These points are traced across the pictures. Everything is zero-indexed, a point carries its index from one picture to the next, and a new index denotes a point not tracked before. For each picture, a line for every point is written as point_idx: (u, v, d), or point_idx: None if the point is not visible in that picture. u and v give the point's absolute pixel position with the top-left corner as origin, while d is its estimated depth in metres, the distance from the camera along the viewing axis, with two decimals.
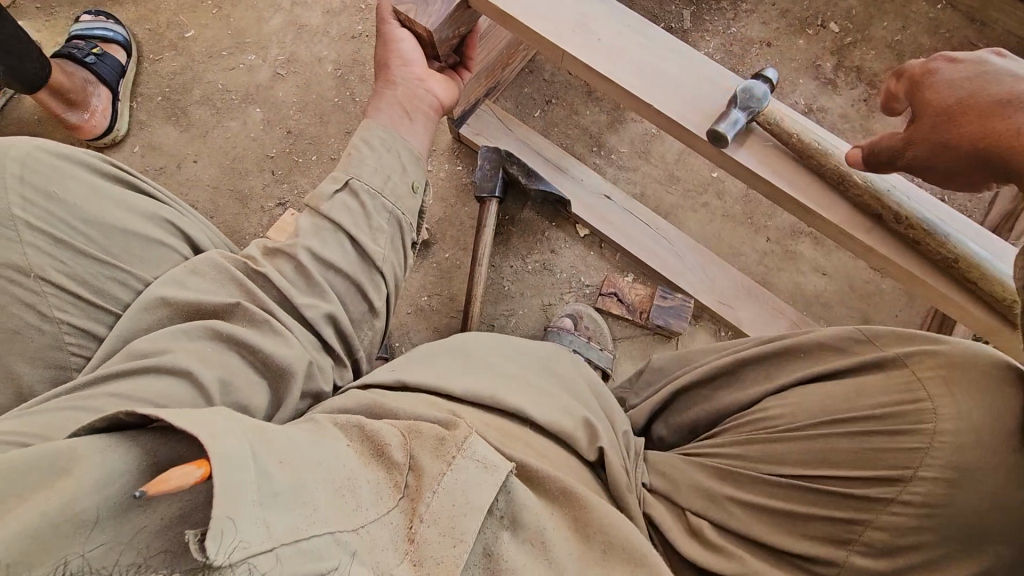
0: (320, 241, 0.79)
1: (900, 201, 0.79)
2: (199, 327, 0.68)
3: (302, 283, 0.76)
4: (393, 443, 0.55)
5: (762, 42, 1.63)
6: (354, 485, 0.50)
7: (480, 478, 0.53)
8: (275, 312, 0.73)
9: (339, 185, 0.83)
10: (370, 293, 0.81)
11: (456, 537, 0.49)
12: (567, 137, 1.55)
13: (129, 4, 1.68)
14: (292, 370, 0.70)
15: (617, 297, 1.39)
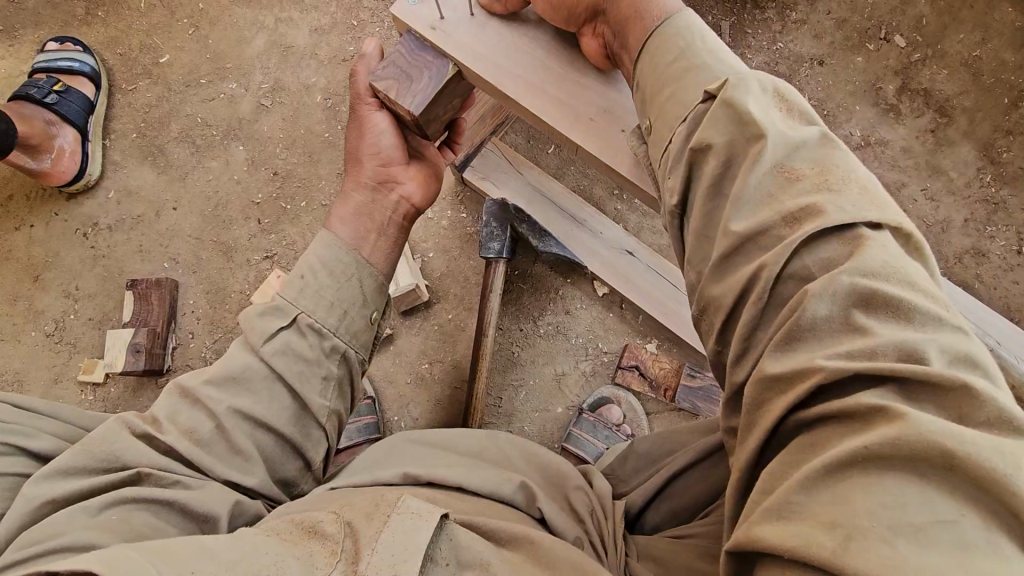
0: (251, 396, 0.67)
1: None
2: (102, 499, 0.60)
3: (218, 446, 0.65)
4: (325, 523, 0.56)
5: (812, 60, 1.41)
6: (282, 567, 0.50)
7: (414, 525, 0.53)
8: (182, 467, 0.63)
9: (282, 323, 0.70)
10: (305, 449, 0.69)
11: (397, 569, 0.49)
12: (586, 177, 1.38)
13: (99, 25, 1.50)
14: (216, 515, 0.61)
15: (639, 371, 1.25)
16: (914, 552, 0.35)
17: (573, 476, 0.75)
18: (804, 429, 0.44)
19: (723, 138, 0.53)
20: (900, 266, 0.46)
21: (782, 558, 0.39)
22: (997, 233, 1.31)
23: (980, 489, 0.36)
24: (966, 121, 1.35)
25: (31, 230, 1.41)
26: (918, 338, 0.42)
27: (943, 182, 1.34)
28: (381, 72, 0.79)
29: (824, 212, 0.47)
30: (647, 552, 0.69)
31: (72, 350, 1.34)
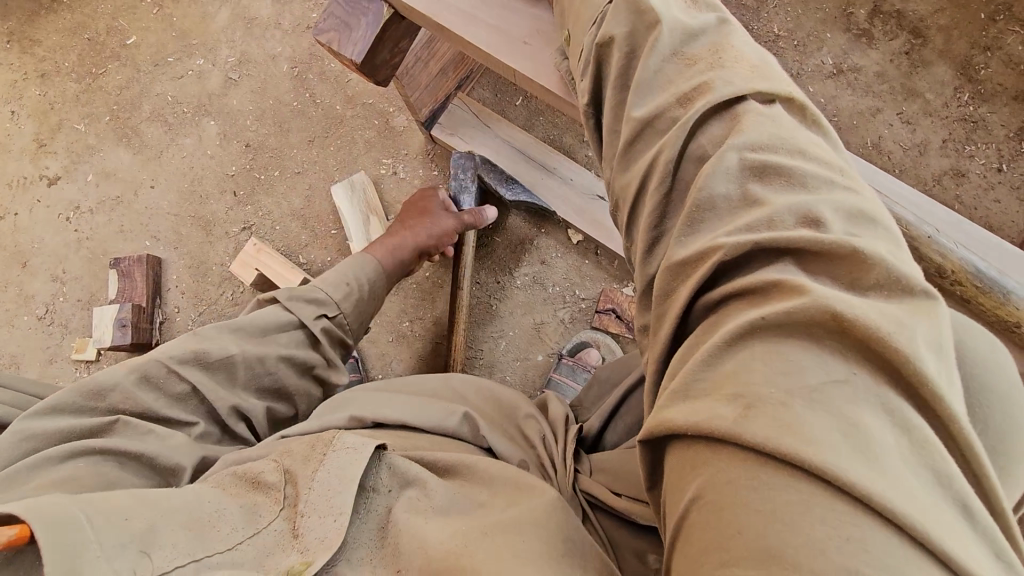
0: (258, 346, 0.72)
1: (946, 252, 0.64)
2: (67, 449, 0.57)
3: (218, 386, 0.68)
4: (266, 472, 0.54)
5: None
6: (221, 512, 0.49)
7: (354, 461, 0.54)
8: (169, 413, 0.64)
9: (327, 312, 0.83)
10: (298, 398, 0.76)
11: (337, 509, 0.50)
12: (554, 126, 1.36)
13: (65, 12, 1.52)
14: (182, 467, 0.60)
15: (615, 314, 1.26)
16: (810, 414, 0.34)
17: (523, 405, 0.76)
18: (708, 312, 0.43)
19: (623, 28, 0.57)
20: (789, 137, 0.46)
21: (687, 438, 0.38)
22: (976, 152, 1.29)
23: (875, 347, 0.35)
24: (941, 41, 1.32)
25: (17, 218, 1.44)
26: (814, 203, 0.42)
27: (919, 105, 1.31)
28: (323, 22, 0.81)
29: (713, 88, 0.50)
30: (599, 462, 0.70)
31: (64, 331, 1.38)
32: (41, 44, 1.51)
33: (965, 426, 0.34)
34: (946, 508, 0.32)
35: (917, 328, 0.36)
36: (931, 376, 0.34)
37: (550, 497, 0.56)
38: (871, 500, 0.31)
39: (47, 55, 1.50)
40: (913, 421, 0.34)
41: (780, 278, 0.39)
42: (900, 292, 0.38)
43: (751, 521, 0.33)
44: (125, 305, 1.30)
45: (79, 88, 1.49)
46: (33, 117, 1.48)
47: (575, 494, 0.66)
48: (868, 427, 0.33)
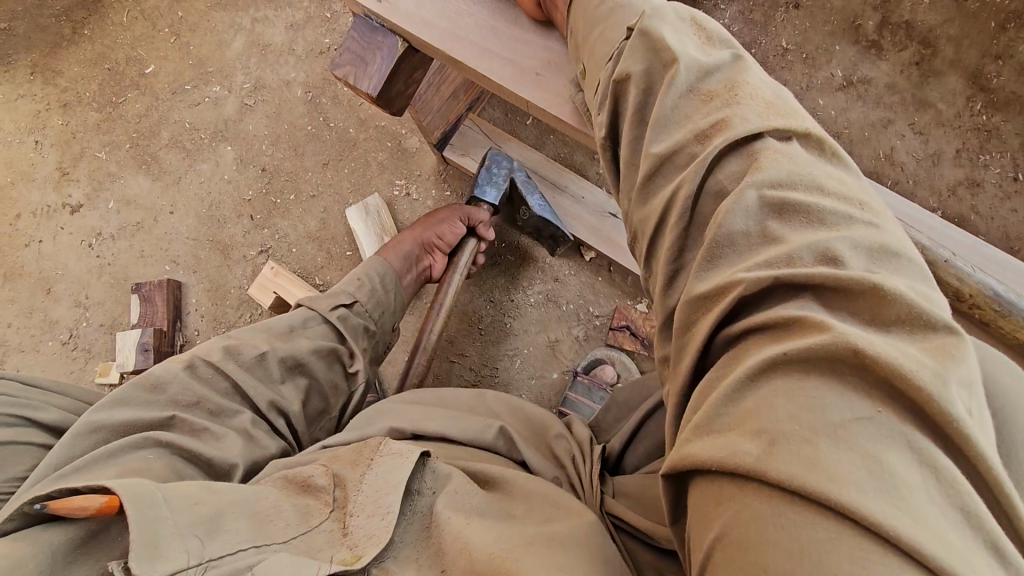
0: (296, 344, 0.78)
1: (963, 275, 0.64)
2: (137, 437, 0.61)
3: (260, 383, 0.73)
4: (316, 476, 0.58)
5: (789, 4, 1.37)
6: (278, 510, 0.53)
7: (399, 464, 0.57)
8: (224, 409, 0.68)
9: (344, 301, 0.87)
10: (331, 394, 0.80)
11: (385, 507, 0.54)
12: (566, 145, 1.38)
13: (85, 44, 1.56)
14: (237, 466, 0.64)
15: (630, 331, 1.26)
16: (835, 452, 0.35)
17: (555, 424, 0.78)
18: (730, 345, 0.44)
19: (641, 66, 0.58)
20: (808, 174, 0.48)
21: (711, 472, 0.39)
22: (990, 162, 1.28)
23: (898, 386, 0.36)
24: (952, 50, 1.32)
25: (41, 246, 1.47)
26: (834, 241, 0.43)
27: (931, 115, 1.30)
28: (339, 58, 0.84)
29: (731, 125, 0.51)
30: (621, 488, 0.71)
31: (87, 355, 1.40)
32: (63, 75, 1.55)
33: (990, 462, 0.35)
34: (971, 546, 0.33)
35: (941, 365, 0.37)
36: (954, 415, 0.35)
37: (584, 521, 0.57)
38: (898, 540, 0.32)
39: (68, 85, 1.54)
40: (938, 459, 0.35)
41: (800, 316, 0.41)
42: (921, 329, 0.39)
43: (777, 557, 0.34)
44: (147, 330, 1.32)
45: (99, 116, 1.52)
46: (55, 147, 1.52)
47: (602, 515, 0.67)
48: (893, 467, 0.34)
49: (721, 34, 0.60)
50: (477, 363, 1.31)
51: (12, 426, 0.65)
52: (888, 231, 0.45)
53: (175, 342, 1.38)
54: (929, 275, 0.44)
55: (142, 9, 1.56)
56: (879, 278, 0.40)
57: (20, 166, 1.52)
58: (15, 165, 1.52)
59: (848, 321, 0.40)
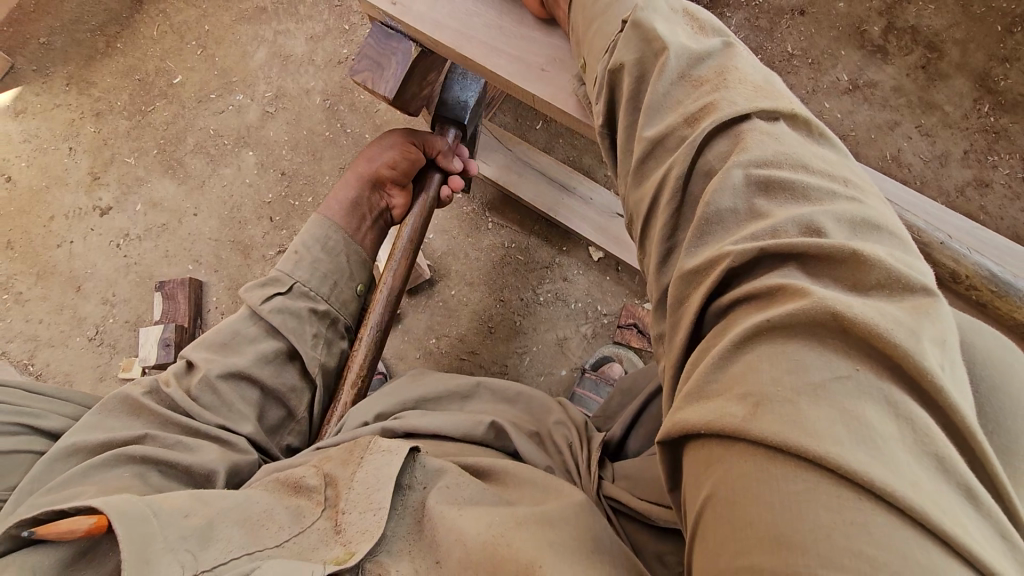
0: (238, 355, 0.75)
1: (958, 256, 0.65)
2: (112, 456, 0.64)
3: (214, 401, 0.72)
4: (307, 477, 0.63)
5: (794, 11, 1.40)
6: (271, 513, 0.58)
7: (386, 462, 0.61)
8: (194, 424, 0.70)
9: (281, 289, 0.81)
10: (289, 399, 0.79)
11: (376, 504, 0.58)
12: (575, 148, 1.41)
13: (118, 56, 1.64)
14: (216, 472, 0.67)
15: (637, 329, 1.28)
16: (816, 410, 0.36)
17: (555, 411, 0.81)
18: (720, 316, 0.46)
19: (633, 55, 0.62)
20: (793, 153, 0.49)
21: (703, 437, 0.40)
22: (999, 162, 1.28)
23: (877, 344, 0.37)
24: (958, 53, 1.33)
25: (72, 246, 1.54)
26: (817, 214, 0.45)
27: (938, 117, 1.31)
28: (358, 65, 0.89)
29: (718, 108, 0.53)
30: (621, 471, 0.73)
31: (113, 350, 1.46)
32: (96, 85, 1.64)
33: (967, 416, 0.36)
34: (948, 494, 0.34)
35: (916, 324, 0.38)
36: (930, 369, 0.36)
37: (574, 500, 0.61)
38: (872, 485, 0.33)
39: (101, 95, 1.63)
40: (915, 412, 0.36)
41: (786, 283, 0.42)
42: (899, 291, 0.40)
43: (760, 512, 0.35)
44: (169, 326, 1.38)
45: (129, 124, 1.60)
46: (88, 153, 1.60)
47: (600, 501, 0.69)
48: (871, 422, 0.35)
49: (712, 24, 0.64)
50: (488, 361, 1.33)
51: (16, 435, 0.69)
52: (868, 205, 0.47)
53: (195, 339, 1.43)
54: (910, 245, 0.45)
55: (172, 23, 1.64)
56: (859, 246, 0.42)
57: (55, 171, 1.60)
58: (50, 170, 1.60)
59: (830, 286, 0.41)
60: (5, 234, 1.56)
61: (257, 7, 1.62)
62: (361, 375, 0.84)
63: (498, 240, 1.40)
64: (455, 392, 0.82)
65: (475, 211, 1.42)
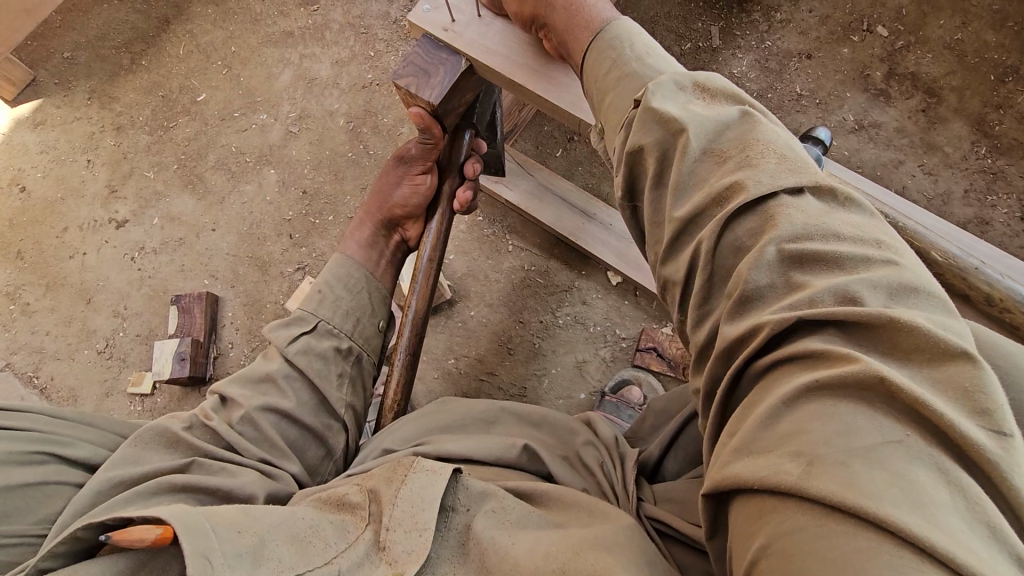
0: (277, 393, 0.68)
1: (992, 280, 0.70)
2: (151, 485, 0.57)
3: (253, 436, 0.65)
4: (351, 495, 0.59)
5: (801, 55, 1.48)
6: (319, 532, 0.53)
7: (431, 483, 0.56)
8: (231, 454, 0.62)
9: (306, 327, 0.73)
10: (327, 437, 0.70)
11: (420, 527, 0.53)
12: (593, 176, 1.45)
13: (142, 73, 1.66)
14: (255, 498, 0.59)
15: (657, 352, 1.30)
16: (867, 472, 0.35)
17: (582, 433, 0.77)
18: (760, 378, 0.44)
19: (653, 137, 0.57)
20: (824, 223, 0.47)
21: (752, 491, 0.39)
22: (997, 202, 1.35)
23: (919, 413, 0.36)
24: (955, 99, 1.41)
25: (85, 258, 1.53)
26: (851, 282, 0.43)
27: (939, 158, 1.39)
28: (400, 71, 0.84)
29: (745, 188, 0.49)
30: (664, 495, 0.71)
31: (122, 364, 1.44)
32: (118, 101, 1.65)
33: (1020, 488, 0.34)
34: (1004, 564, 0.32)
35: (953, 397, 0.36)
36: (973, 438, 0.35)
37: (624, 522, 0.58)
38: (929, 549, 0.32)
39: (123, 110, 1.64)
40: (964, 480, 0.34)
41: (823, 347, 0.41)
42: (940, 357, 0.38)
43: (825, 567, 0.33)
44: (185, 339, 1.36)
45: (150, 139, 1.61)
46: (107, 165, 1.60)
47: (642, 519, 0.66)
48: (924, 486, 0.34)
49: (727, 89, 0.59)
50: (507, 381, 1.34)
51: (41, 464, 0.61)
52: (907, 263, 0.45)
53: (209, 353, 1.41)
54: (954, 310, 0.43)
55: (197, 43, 1.67)
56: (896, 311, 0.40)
57: (72, 182, 1.60)
58: (66, 181, 1.60)
59: (867, 352, 0.40)
60: (17, 245, 1.55)
61: (283, 30, 1.65)
62: (397, 397, 0.83)
63: (518, 262, 1.42)
64: (479, 419, 0.78)
65: (496, 234, 1.44)
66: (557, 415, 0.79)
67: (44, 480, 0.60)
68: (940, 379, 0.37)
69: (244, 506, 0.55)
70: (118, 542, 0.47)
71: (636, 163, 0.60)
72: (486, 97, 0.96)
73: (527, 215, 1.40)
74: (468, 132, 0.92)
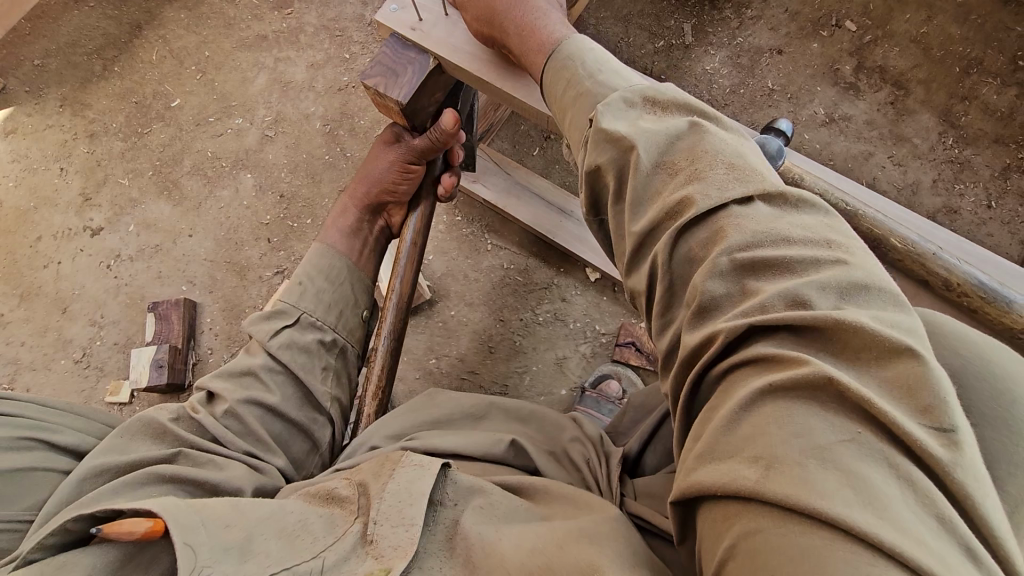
0: (260, 386, 0.69)
1: (950, 266, 0.71)
2: (140, 476, 0.59)
3: (238, 430, 0.67)
4: (339, 488, 0.59)
5: (772, 50, 1.50)
6: (307, 523, 0.53)
7: (419, 477, 0.55)
8: (219, 448, 0.64)
9: (289, 321, 0.74)
10: (313, 431, 0.72)
11: (408, 520, 0.52)
12: (570, 173, 1.45)
13: (114, 79, 1.64)
14: (242, 490, 0.61)
15: (635, 347, 1.31)
16: (819, 472, 0.36)
17: (568, 427, 0.77)
18: (718, 384, 0.45)
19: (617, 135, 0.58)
20: (774, 229, 0.47)
21: (718, 497, 0.39)
22: (964, 191, 1.38)
23: (868, 411, 0.37)
24: (922, 91, 1.44)
25: (60, 267, 1.51)
26: (800, 285, 0.43)
27: (907, 149, 1.41)
28: (369, 71, 0.85)
29: (694, 203, 0.50)
30: (644, 489, 0.70)
31: (99, 373, 1.42)
32: (91, 108, 1.63)
33: (967, 480, 0.35)
34: (955, 558, 0.33)
35: (899, 397, 0.37)
36: (918, 436, 0.35)
37: (610, 514, 0.58)
38: (880, 546, 0.32)
39: (96, 117, 1.62)
40: (912, 475, 0.35)
41: (777, 355, 0.41)
42: (889, 356, 0.39)
43: (785, 568, 0.34)
44: (163, 346, 1.35)
45: (124, 146, 1.59)
46: (80, 173, 1.58)
47: (622, 514, 0.65)
48: (873, 482, 0.35)
49: (678, 98, 0.59)
50: (488, 380, 1.34)
51: (29, 450, 0.60)
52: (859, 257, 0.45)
53: (188, 360, 1.40)
54: (904, 299, 0.43)
55: (170, 49, 1.65)
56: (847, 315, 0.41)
57: (45, 191, 1.58)
58: (39, 190, 1.58)
59: (821, 356, 0.41)
60: None
61: (257, 34, 1.64)
62: (379, 390, 0.82)
63: (498, 261, 1.42)
64: (465, 414, 0.77)
65: (474, 234, 1.45)
66: (542, 408, 0.79)
67: (30, 468, 0.59)
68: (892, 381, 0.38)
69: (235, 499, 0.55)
70: (108, 534, 0.47)
71: (595, 179, 0.61)
72: (463, 93, 0.96)
73: (505, 214, 1.40)
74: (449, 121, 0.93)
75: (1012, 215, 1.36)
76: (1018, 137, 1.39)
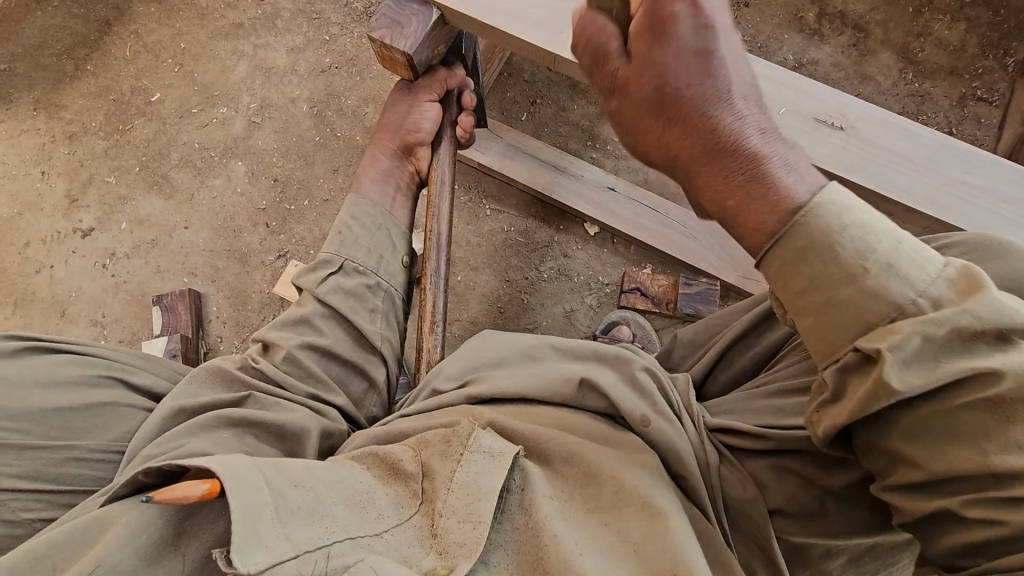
0: (314, 332, 0.79)
1: (932, 170, 0.80)
2: (211, 418, 0.67)
3: (299, 375, 0.75)
4: (405, 461, 0.56)
5: (740, 3, 1.57)
6: (373, 497, 0.52)
7: (490, 467, 0.53)
8: (284, 391, 0.73)
9: (333, 269, 0.83)
10: (370, 372, 0.81)
11: (476, 520, 0.50)
12: (560, 135, 1.50)
13: (89, 78, 1.62)
14: (310, 430, 0.69)
15: (640, 292, 1.36)
16: None
17: (637, 359, 0.69)
18: None
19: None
20: None
21: None
22: (927, 121, 1.47)
23: None
24: (881, 32, 1.53)
25: (52, 271, 1.49)
26: None
27: (873, 86, 1.51)
28: (375, 23, 0.88)
29: None
30: (721, 408, 0.69)
31: None
32: (67, 109, 1.60)
33: None
34: None
35: None
36: None
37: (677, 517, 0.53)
38: None
39: (73, 117, 1.59)
40: None
41: None
42: None
43: None
44: (174, 336, 1.34)
45: (107, 144, 1.57)
46: (64, 176, 1.56)
47: (709, 434, 0.65)
48: None
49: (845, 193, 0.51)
50: None
51: (112, 387, 0.78)
52: None
53: (199, 349, 1.40)
54: None
55: (144, 43, 1.63)
56: (869, 236, 0.48)
57: (28, 195, 1.55)
58: (22, 195, 1.55)
59: None
60: None
61: (233, 23, 1.63)
62: (435, 319, 0.89)
63: (499, 225, 1.46)
64: (523, 354, 0.74)
65: (472, 200, 1.48)
66: (604, 343, 0.72)
67: (113, 404, 0.76)
68: (953, 273, 0.47)
69: (295, 459, 0.54)
70: (163, 499, 0.45)
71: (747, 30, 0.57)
72: (466, 40, 1.00)
73: (501, 176, 1.44)
74: (457, 64, 0.99)
75: (971, 138, 1.46)
76: (971, 68, 1.48)
